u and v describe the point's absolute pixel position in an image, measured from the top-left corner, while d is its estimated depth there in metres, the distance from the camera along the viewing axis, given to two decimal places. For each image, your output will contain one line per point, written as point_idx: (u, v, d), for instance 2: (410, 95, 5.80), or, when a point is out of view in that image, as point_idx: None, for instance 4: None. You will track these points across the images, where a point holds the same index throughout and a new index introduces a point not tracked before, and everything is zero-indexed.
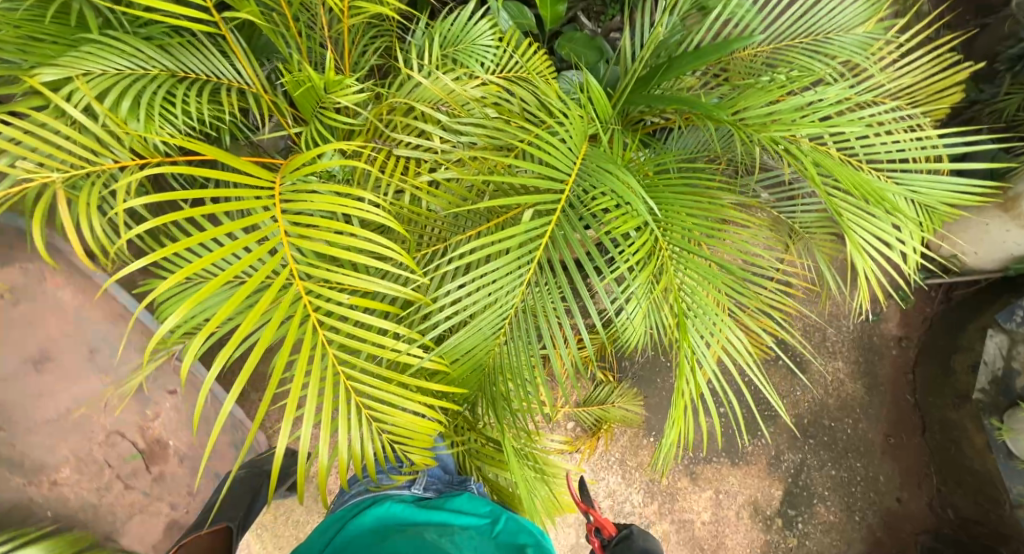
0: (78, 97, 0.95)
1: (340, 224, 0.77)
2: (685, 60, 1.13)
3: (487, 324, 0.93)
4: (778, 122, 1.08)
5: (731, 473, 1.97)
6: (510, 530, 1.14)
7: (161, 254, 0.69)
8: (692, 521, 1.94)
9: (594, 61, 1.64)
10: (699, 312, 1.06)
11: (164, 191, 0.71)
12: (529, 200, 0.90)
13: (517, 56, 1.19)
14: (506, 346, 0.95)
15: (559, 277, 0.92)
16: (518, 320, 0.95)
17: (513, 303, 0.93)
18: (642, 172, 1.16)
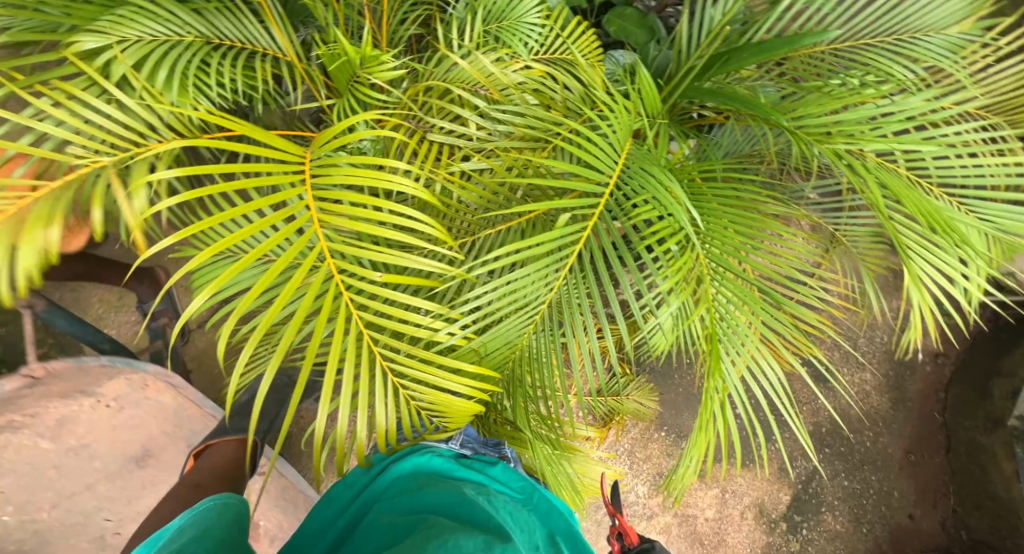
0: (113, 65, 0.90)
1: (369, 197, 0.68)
2: (747, 52, 1.04)
3: (517, 325, 0.85)
4: (844, 128, 0.98)
5: (739, 473, 1.92)
6: (542, 510, 0.92)
7: (188, 231, 0.63)
8: (695, 517, 1.89)
9: (643, 41, 1.53)
10: (732, 330, 0.99)
11: (188, 167, 0.65)
12: (565, 203, 0.83)
13: (564, 37, 1.12)
14: (532, 350, 0.88)
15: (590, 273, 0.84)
16: (547, 320, 0.87)
17: (543, 301, 0.85)
18: (688, 174, 1.08)
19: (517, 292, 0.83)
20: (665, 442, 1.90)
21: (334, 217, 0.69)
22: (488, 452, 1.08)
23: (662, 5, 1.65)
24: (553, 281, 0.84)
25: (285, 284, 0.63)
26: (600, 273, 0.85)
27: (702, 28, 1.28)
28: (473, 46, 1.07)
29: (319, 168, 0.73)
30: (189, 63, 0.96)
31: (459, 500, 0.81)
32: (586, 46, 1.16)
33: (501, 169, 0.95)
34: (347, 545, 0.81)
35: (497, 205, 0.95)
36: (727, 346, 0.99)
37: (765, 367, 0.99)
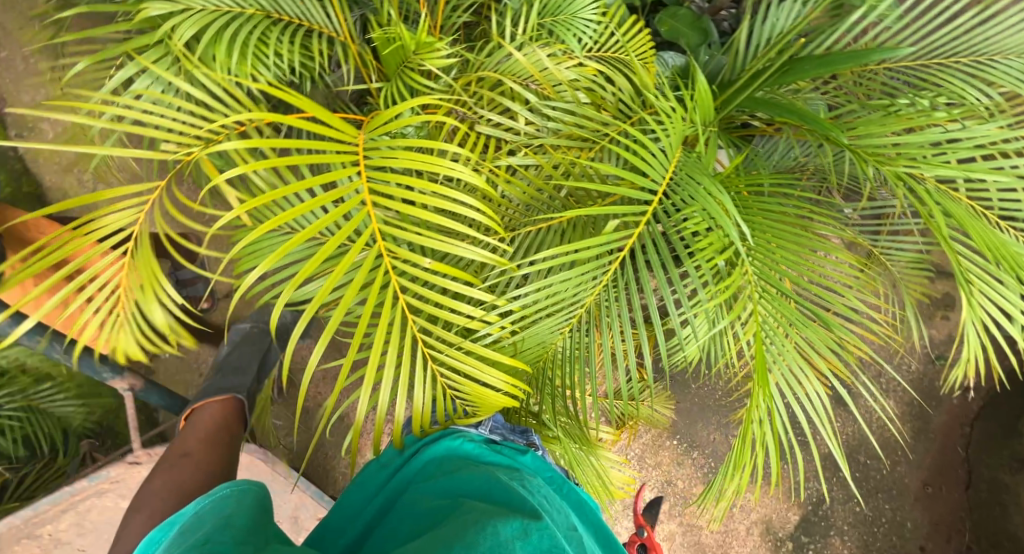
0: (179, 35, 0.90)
1: (420, 183, 0.68)
2: (807, 64, 1.01)
3: (553, 327, 0.84)
4: (906, 150, 0.97)
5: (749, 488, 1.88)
6: (572, 502, 0.86)
7: (248, 204, 0.64)
8: (699, 527, 1.87)
9: (696, 43, 1.49)
10: (772, 346, 0.97)
11: (250, 143, 0.65)
12: (614, 208, 0.82)
13: (619, 36, 1.10)
14: (566, 353, 0.87)
15: (627, 277, 0.84)
16: (585, 321, 0.86)
17: (583, 303, 0.84)
18: (736, 185, 1.05)
19: (558, 294, 0.83)
20: (676, 450, 1.87)
21: (386, 205, 0.70)
22: (517, 439, 1.02)
23: (717, 7, 1.60)
24: (593, 286, 0.83)
25: (339, 262, 0.65)
26: (643, 281, 0.85)
27: (761, 34, 1.24)
28: (529, 38, 1.06)
29: (373, 154, 0.73)
30: (249, 37, 0.96)
31: (495, 490, 0.73)
32: (641, 44, 1.13)
33: (549, 167, 0.95)
34: (373, 535, 0.75)
35: (541, 201, 0.95)
36: (772, 364, 0.97)
37: (808, 388, 0.96)
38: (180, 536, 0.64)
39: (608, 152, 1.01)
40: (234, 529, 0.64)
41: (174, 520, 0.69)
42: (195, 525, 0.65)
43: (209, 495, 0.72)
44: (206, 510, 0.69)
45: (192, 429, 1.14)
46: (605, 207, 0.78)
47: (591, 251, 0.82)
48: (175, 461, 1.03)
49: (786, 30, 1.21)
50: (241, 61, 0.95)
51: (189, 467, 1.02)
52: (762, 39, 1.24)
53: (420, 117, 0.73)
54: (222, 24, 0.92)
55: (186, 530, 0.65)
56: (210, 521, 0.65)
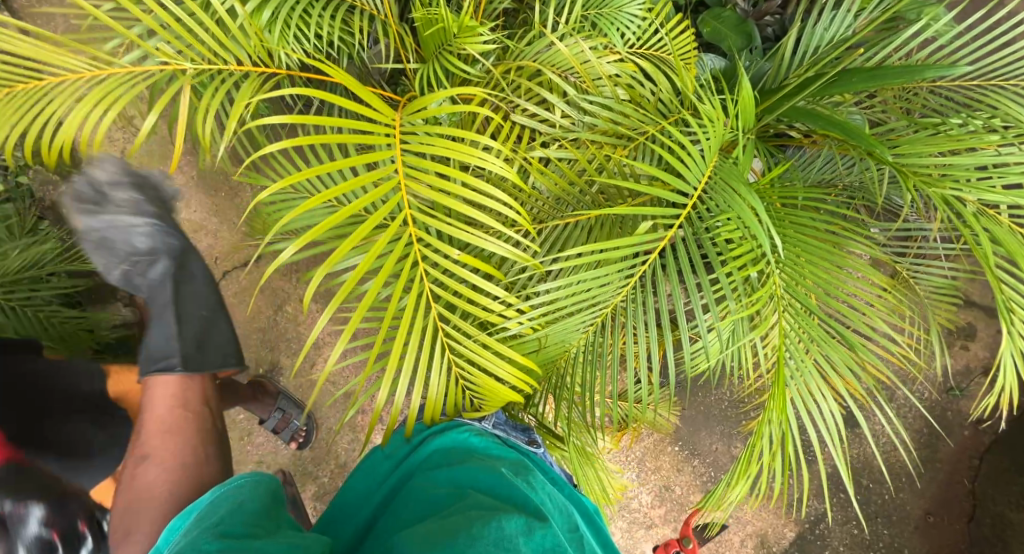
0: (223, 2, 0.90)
1: (454, 171, 0.66)
2: (854, 78, 0.99)
3: (575, 327, 0.83)
4: (949, 171, 0.94)
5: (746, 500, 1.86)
6: (575, 505, 0.83)
7: (286, 180, 0.63)
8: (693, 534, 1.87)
9: (739, 48, 1.46)
10: (791, 362, 0.95)
11: (294, 118, 0.65)
12: (649, 210, 0.81)
13: (663, 35, 1.08)
14: (584, 354, 0.86)
15: (653, 285, 0.83)
16: (607, 323, 0.85)
17: (607, 305, 0.83)
18: (769, 196, 1.02)
19: (583, 294, 0.81)
20: (677, 457, 1.86)
21: (419, 187, 0.69)
22: (518, 436, 0.92)
23: (762, 12, 1.56)
24: (618, 289, 0.82)
25: (371, 246, 0.65)
26: (673, 287, 0.84)
27: (808, 44, 1.21)
28: (571, 30, 1.05)
29: (411, 135, 0.73)
30: (293, 8, 0.96)
31: (498, 487, 0.71)
32: (685, 42, 1.11)
33: (582, 162, 0.94)
34: (380, 523, 0.73)
35: (571, 196, 0.93)
36: (792, 380, 0.96)
37: (823, 407, 0.94)
38: (191, 525, 0.63)
39: (643, 150, 1.00)
40: (243, 523, 0.62)
41: (185, 512, 0.67)
42: (205, 516, 0.64)
43: (218, 486, 0.70)
44: (216, 501, 0.67)
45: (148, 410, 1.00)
46: (641, 210, 0.77)
47: (620, 253, 0.81)
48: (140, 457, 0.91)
49: (834, 41, 1.18)
50: (282, 32, 0.95)
51: (156, 464, 0.89)
52: (809, 47, 1.21)
53: (460, 105, 0.72)
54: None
55: (197, 521, 0.63)
56: (222, 514, 0.64)
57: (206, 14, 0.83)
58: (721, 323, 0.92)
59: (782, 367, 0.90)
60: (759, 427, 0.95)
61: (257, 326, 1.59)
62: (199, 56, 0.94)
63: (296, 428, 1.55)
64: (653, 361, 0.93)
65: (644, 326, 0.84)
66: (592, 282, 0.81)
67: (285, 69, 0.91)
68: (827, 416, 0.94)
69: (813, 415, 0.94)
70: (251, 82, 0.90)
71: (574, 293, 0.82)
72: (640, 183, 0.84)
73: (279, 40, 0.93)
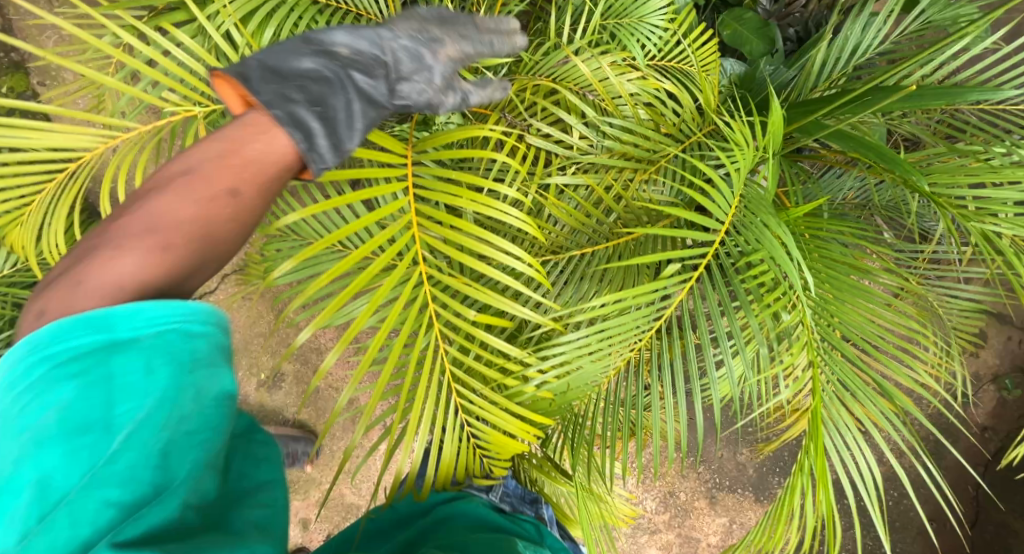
0: (219, 22, 0.86)
1: (468, 226, 0.65)
2: (890, 96, 0.92)
3: (598, 372, 0.80)
4: (985, 206, 0.89)
5: (751, 507, 1.78)
6: None
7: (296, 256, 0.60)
8: (697, 542, 1.80)
9: (759, 53, 1.37)
10: (828, 407, 0.85)
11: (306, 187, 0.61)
12: (678, 254, 0.76)
13: (686, 49, 1.03)
14: (607, 397, 0.84)
15: (673, 339, 0.79)
16: (628, 370, 0.82)
17: (629, 353, 0.80)
18: (797, 224, 0.93)
19: (608, 339, 0.78)
20: (681, 463, 1.80)
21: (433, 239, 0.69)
22: (527, 510, 0.99)
23: (786, 12, 1.48)
24: (641, 331, 0.79)
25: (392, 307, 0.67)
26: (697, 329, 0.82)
27: (838, 57, 1.14)
28: (589, 45, 1.00)
29: (428, 169, 0.72)
30: (294, 24, 0.91)
31: None
32: (709, 56, 1.06)
33: (600, 191, 0.91)
34: None
35: (589, 229, 0.91)
36: (830, 432, 0.84)
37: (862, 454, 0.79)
38: (125, 354, 0.44)
39: (664, 174, 0.97)
40: (213, 436, 0.46)
41: (180, 320, 0.48)
42: (198, 389, 0.46)
43: (221, 334, 0.51)
44: (212, 356, 0.49)
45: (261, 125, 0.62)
46: (669, 253, 0.72)
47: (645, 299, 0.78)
48: (206, 170, 0.56)
49: (863, 56, 1.12)
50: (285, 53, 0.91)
51: (228, 212, 0.56)
52: (839, 57, 1.14)
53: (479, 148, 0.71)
54: (265, 8, 0.87)
55: (182, 385, 0.45)
56: (208, 399, 0.46)
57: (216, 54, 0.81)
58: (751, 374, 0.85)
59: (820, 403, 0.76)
60: (789, 483, 0.80)
61: (256, 333, 1.55)
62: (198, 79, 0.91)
63: (294, 437, 1.52)
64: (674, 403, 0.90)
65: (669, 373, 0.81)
66: (616, 327, 0.77)
67: None
68: (864, 468, 0.80)
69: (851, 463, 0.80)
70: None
71: (598, 344, 0.78)
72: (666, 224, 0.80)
73: None
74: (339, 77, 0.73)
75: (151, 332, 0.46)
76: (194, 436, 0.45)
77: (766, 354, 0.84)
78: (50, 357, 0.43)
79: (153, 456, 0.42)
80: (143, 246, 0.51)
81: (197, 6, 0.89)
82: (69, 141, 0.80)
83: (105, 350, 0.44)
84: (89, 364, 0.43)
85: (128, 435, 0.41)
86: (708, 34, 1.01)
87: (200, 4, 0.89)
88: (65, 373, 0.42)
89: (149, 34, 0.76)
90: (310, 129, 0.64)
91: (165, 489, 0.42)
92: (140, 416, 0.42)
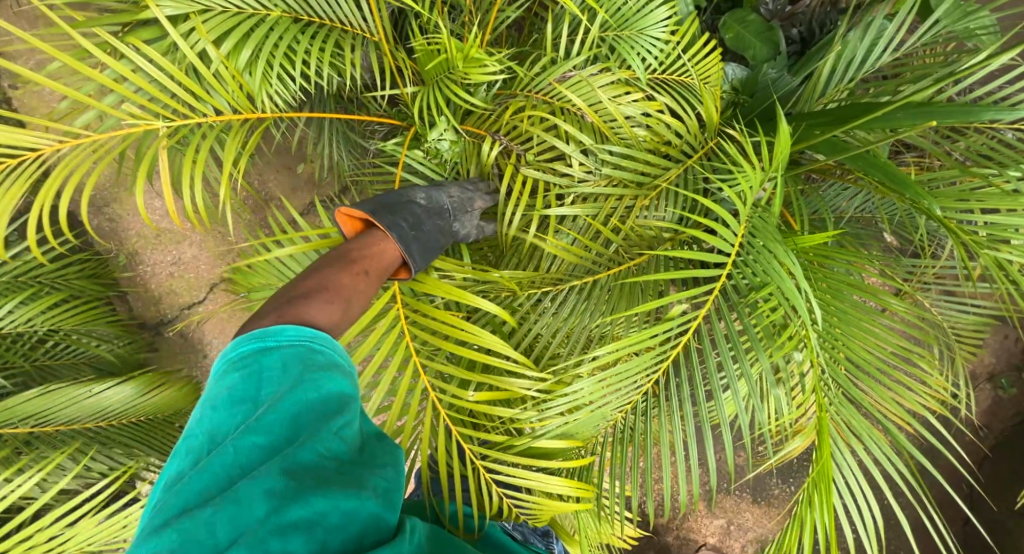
0: (193, 39, 0.81)
1: (458, 325, 0.82)
2: (901, 113, 0.87)
3: (605, 415, 0.81)
4: (997, 232, 0.86)
5: (749, 508, 1.57)
6: None
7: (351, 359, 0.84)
8: (694, 544, 1.59)
9: (762, 58, 1.30)
10: (838, 454, 0.80)
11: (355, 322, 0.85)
12: (681, 296, 0.76)
13: (687, 63, 0.99)
14: (618, 428, 0.84)
15: (685, 372, 0.79)
16: (637, 408, 0.83)
17: (635, 392, 0.81)
18: (807, 252, 0.87)
19: (617, 384, 0.79)
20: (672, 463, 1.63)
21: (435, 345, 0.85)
22: (540, 545, 0.95)
23: (791, 12, 1.42)
24: (653, 377, 0.80)
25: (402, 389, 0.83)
26: (710, 372, 0.79)
27: (844, 71, 1.10)
28: (584, 57, 0.98)
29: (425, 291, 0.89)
30: (275, 42, 0.86)
31: None
32: (711, 68, 1.03)
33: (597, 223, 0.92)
34: None
35: (587, 261, 0.93)
36: (838, 477, 0.80)
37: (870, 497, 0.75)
38: (265, 350, 0.56)
39: (664, 198, 0.96)
40: (338, 413, 0.55)
41: (306, 337, 0.59)
42: (314, 380, 0.55)
43: (337, 352, 0.60)
44: (330, 363, 0.58)
45: (380, 239, 0.81)
46: (677, 296, 0.75)
47: (650, 342, 0.79)
48: (351, 256, 0.75)
49: (869, 70, 1.09)
50: (263, 71, 0.87)
51: (364, 287, 0.72)
52: (845, 67, 1.10)
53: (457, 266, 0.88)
54: (243, 26, 0.82)
55: (305, 379, 0.54)
56: (328, 387, 0.55)
57: (179, 63, 0.74)
58: (766, 423, 0.79)
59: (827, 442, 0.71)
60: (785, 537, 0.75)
61: None
62: (171, 97, 0.85)
63: None
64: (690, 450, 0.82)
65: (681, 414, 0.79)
66: (617, 374, 0.78)
67: (269, 116, 0.87)
68: (871, 520, 0.75)
69: (857, 513, 0.76)
70: (233, 130, 0.83)
71: (602, 384, 0.79)
72: (668, 263, 0.79)
73: (259, 79, 0.84)
74: (422, 211, 0.91)
75: (289, 340, 0.58)
76: (312, 412, 0.53)
77: (776, 398, 0.80)
78: (223, 360, 0.56)
79: (290, 416, 0.51)
80: (317, 298, 0.65)
81: (172, 23, 0.84)
82: (5, 138, 0.70)
83: (254, 352, 0.56)
84: (241, 362, 0.55)
85: (267, 405, 0.51)
86: (705, 50, 1.00)
87: (175, 21, 0.85)
88: (228, 368, 0.55)
89: (117, 47, 0.70)
90: (408, 245, 0.84)
91: (292, 444, 0.50)
92: (274, 395, 0.53)
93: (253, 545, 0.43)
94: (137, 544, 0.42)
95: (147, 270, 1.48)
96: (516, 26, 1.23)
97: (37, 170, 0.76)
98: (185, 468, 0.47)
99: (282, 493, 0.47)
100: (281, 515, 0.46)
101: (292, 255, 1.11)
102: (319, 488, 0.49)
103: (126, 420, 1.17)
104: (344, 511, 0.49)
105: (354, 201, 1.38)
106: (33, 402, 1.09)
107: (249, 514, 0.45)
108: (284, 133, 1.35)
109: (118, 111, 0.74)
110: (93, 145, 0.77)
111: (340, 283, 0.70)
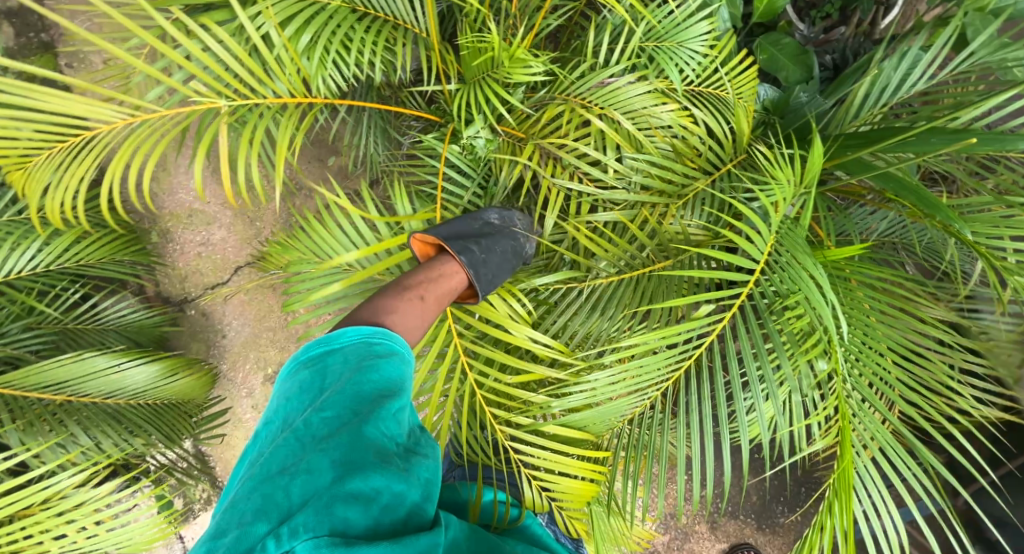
0: (258, 22, 0.83)
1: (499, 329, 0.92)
2: (934, 136, 0.88)
3: (623, 409, 0.83)
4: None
5: (752, 535, 1.56)
6: None
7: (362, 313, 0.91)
8: None
9: (795, 80, 1.32)
10: (856, 465, 0.79)
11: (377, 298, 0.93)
12: (712, 296, 0.77)
13: (724, 75, 1.03)
14: (639, 428, 0.85)
15: (711, 378, 0.79)
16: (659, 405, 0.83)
17: (659, 387, 0.82)
18: (833, 266, 0.87)
19: (639, 376, 0.80)
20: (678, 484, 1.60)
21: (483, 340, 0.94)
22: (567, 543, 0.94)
23: (824, 39, 1.44)
24: (674, 374, 0.81)
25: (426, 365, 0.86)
26: (733, 376, 0.79)
27: (876, 95, 1.12)
28: (626, 63, 1.01)
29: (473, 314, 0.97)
30: (332, 33, 0.90)
31: None
32: (747, 84, 1.06)
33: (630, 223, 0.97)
34: None
35: (618, 263, 0.97)
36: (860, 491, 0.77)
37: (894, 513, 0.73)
38: (325, 352, 0.66)
39: (691, 208, 1.00)
40: (392, 400, 0.62)
41: (362, 337, 0.69)
42: (370, 370, 0.64)
43: (394, 343, 0.70)
44: (386, 357, 0.67)
45: (449, 269, 0.90)
46: (704, 296, 0.76)
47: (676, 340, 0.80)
48: (413, 283, 0.84)
49: (901, 95, 1.10)
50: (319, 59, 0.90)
51: (419, 311, 0.80)
52: (876, 93, 1.12)
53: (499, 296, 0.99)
54: (306, 13, 0.86)
55: (364, 370, 0.63)
56: (381, 379, 0.63)
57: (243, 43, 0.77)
58: (785, 429, 0.79)
59: (850, 450, 0.70)
60: (805, 544, 0.74)
61: (267, 326, 1.58)
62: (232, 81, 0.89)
63: None
64: (708, 456, 0.82)
65: (701, 418, 0.79)
66: (642, 367, 0.79)
67: (322, 101, 0.90)
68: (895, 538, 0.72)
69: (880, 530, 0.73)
70: (288, 114, 0.87)
71: (625, 378, 0.80)
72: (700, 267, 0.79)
73: (316, 65, 0.88)
74: (496, 250, 0.98)
75: (347, 343, 0.67)
76: (369, 397, 0.61)
77: (799, 405, 0.80)
78: (295, 365, 0.66)
79: (350, 401, 0.59)
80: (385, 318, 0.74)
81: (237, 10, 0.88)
82: (81, 111, 0.72)
83: (321, 353, 0.66)
84: (308, 366, 0.64)
85: (330, 393, 0.60)
86: (741, 66, 1.03)
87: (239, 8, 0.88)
88: (299, 368, 0.65)
89: (190, 25, 0.72)
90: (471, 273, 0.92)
91: (354, 422, 0.57)
92: (337, 385, 0.61)
93: (318, 507, 0.49)
94: (229, 505, 0.50)
95: (176, 249, 1.52)
96: (554, 35, 1.26)
97: (108, 144, 0.79)
98: (267, 449, 0.56)
99: (343, 465, 0.53)
100: (341, 486, 0.51)
101: (319, 242, 1.13)
102: (375, 465, 0.54)
103: (142, 400, 1.20)
104: (396, 491, 0.54)
105: (381, 195, 1.42)
106: (67, 368, 1.11)
107: (317, 483, 0.51)
108: (320, 125, 1.39)
109: (187, 89, 0.77)
110: (160, 118, 0.80)
111: (403, 307, 0.78)
